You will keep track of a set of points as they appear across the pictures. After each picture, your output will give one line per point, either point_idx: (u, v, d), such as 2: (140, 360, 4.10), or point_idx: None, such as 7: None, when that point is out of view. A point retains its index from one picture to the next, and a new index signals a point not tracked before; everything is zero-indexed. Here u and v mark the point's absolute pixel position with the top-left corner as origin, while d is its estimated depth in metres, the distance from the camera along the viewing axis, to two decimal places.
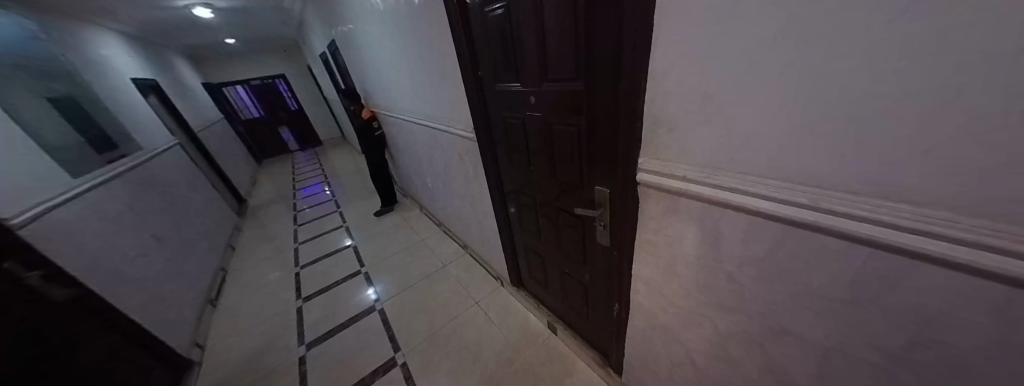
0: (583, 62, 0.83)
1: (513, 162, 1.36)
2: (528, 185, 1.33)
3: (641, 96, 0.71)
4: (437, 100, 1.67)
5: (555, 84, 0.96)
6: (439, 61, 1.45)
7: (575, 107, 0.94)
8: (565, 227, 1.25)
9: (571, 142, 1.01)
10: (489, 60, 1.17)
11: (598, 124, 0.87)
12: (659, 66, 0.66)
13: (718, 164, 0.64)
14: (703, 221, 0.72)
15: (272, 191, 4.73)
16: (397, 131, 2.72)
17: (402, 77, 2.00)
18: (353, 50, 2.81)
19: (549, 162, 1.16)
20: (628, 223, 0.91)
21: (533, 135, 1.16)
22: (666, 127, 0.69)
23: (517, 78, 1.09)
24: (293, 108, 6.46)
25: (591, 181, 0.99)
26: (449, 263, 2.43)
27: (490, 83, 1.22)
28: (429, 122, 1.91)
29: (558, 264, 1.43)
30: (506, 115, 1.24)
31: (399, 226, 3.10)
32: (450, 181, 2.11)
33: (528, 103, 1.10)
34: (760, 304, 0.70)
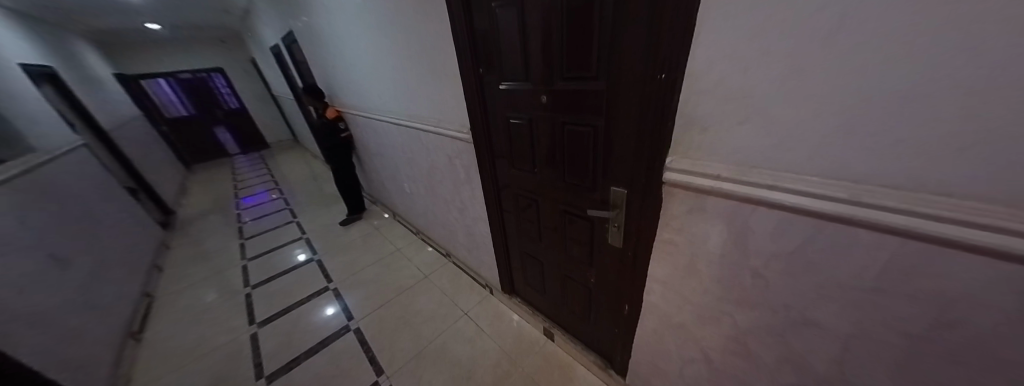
0: (605, 61, 0.82)
1: (515, 164, 1.31)
2: (531, 187, 1.30)
3: (671, 94, 0.71)
4: (426, 99, 1.57)
5: (569, 83, 0.94)
6: (432, 58, 1.36)
7: (592, 107, 0.92)
8: (571, 230, 1.22)
9: (585, 142, 0.99)
10: (490, 59, 1.14)
11: (618, 124, 0.86)
12: (691, 65, 0.67)
13: (753, 162, 0.65)
14: (731, 219, 0.73)
15: (208, 201, 4.10)
16: (369, 133, 2.52)
17: (381, 74, 1.86)
18: (316, 44, 2.57)
19: (556, 163, 1.13)
20: (646, 223, 0.91)
21: (539, 135, 1.13)
22: (697, 126, 0.70)
23: (522, 78, 1.07)
24: (233, 107, 5.73)
25: (606, 182, 0.99)
26: (430, 273, 2.29)
27: (491, 82, 1.19)
28: (413, 122, 1.79)
29: (560, 268, 1.41)
30: (508, 115, 1.20)
31: (369, 235, 2.86)
32: (435, 185, 1.99)
33: (535, 102, 1.07)
34: (784, 296, 0.72)
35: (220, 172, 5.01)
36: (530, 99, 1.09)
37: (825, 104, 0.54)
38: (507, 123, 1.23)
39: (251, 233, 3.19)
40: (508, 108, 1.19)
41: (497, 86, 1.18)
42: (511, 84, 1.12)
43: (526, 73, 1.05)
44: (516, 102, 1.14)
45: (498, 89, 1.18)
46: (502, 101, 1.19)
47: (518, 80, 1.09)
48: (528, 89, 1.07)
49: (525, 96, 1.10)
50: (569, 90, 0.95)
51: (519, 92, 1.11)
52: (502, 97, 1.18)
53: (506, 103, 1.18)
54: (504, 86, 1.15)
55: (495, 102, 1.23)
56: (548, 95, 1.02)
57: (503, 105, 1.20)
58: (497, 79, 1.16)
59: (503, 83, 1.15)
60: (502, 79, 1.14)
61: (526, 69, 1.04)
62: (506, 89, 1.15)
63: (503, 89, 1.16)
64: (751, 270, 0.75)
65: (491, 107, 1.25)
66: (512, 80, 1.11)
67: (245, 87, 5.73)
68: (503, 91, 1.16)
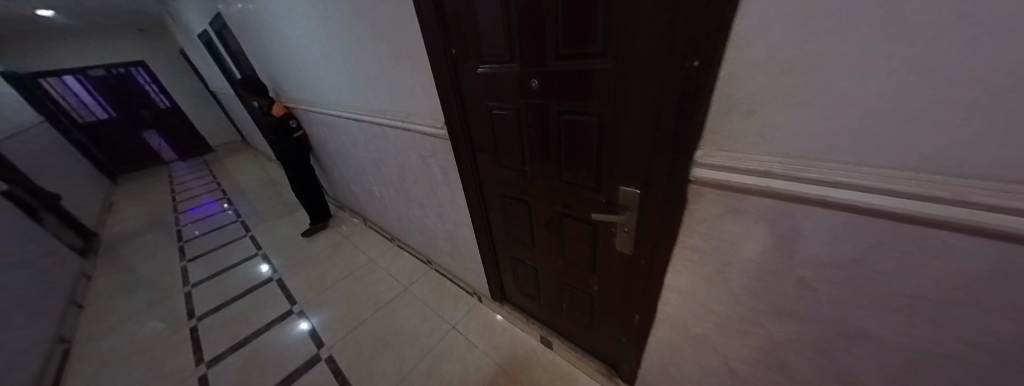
0: (614, 30, 0.65)
1: (501, 161, 1.14)
2: (522, 188, 1.13)
3: (706, 69, 0.56)
4: (388, 88, 1.33)
5: (566, 62, 0.76)
6: (392, 38, 1.12)
7: (595, 91, 0.75)
8: (571, 234, 1.07)
9: (587, 134, 0.83)
10: (465, 35, 0.93)
11: (631, 111, 0.71)
12: (737, 29, 0.51)
13: (815, 152, 0.51)
14: (776, 222, 0.61)
15: (140, 217, 3.54)
16: (325, 130, 2.20)
17: (332, 60, 1.57)
18: (251, 27, 2.17)
19: (552, 160, 0.96)
20: (664, 228, 0.77)
21: (529, 128, 0.96)
22: (739, 109, 0.55)
23: (506, 57, 0.88)
24: (164, 106, 4.98)
25: (614, 180, 0.84)
26: (411, 283, 2.07)
27: (467, 65, 0.98)
28: (375, 117, 1.54)
29: (557, 274, 1.26)
30: (491, 105, 1.01)
31: (338, 245, 2.57)
32: (408, 187, 1.76)
33: (524, 88, 0.89)
34: (838, 308, 0.61)
35: (155, 182, 4.36)
36: (516, 83, 0.90)
37: (930, 73, 0.40)
38: (489, 114, 1.04)
39: (195, 252, 2.78)
40: (489, 96, 1.00)
41: (474, 69, 0.97)
42: (492, 65, 0.92)
43: (511, 51, 0.85)
44: (500, 88, 0.95)
45: (476, 72, 0.97)
46: (482, 87, 1.00)
47: (500, 60, 0.89)
48: (514, 71, 0.88)
49: (510, 80, 0.91)
50: (565, 71, 0.77)
51: (503, 75, 0.92)
52: (482, 82, 0.99)
53: (487, 90, 0.99)
54: (484, 69, 0.95)
55: (474, 89, 1.03)
56: (538, 79, 0.84)
57: (483, 92, 1.00)
58: (474, 60, 0.96)
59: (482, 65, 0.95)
60: (480, 60, 0.94)
61: (511, 44, 0.85)
62: (487, 74, 0.95)
63: (482, 72, 0.96)
64: (796, 278, 0.64)
65: (469, 95, 1.05)
66: (493, 61, 0.91)
67: (176, 84, 4.99)
68: (482, 75, 0.96)
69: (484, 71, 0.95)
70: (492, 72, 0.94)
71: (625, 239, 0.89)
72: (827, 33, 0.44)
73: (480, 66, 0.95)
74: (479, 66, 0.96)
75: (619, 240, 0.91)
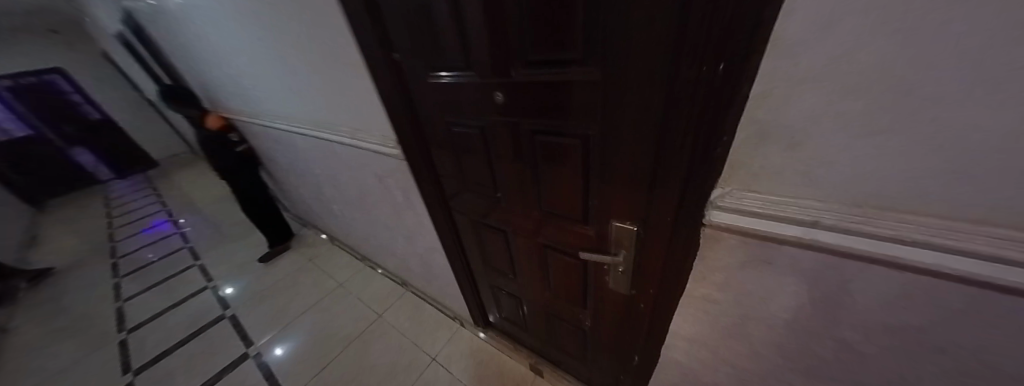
0: (598, 31, 0.47)
1: (469, 185, 0.96)
2: (497, 215, 0.96)
3: (729, 87, 0.40)
4: (328, 99, 1.10)
5: (537, 73, 0.59)
6: (323, 40, 0.89)
7: (576, 110, 0.58)
8: (557, 267, 0.92)
9: (569, 160, 0.66)
10: (409, 37, 0.73)
11: (624, 136, 0.55)
12: (778, 31, 0.35)
13: (884, 202, 0.37)
14: (815, 277, 0.47)
15: (70, 249, 3.10)
16: (271, 144, 1.91)
17: (261, 65, 1.31)
18: (168, 27, 1.83)
19: (528, 186, 0.80)
20: (669, 273, 0.63)
21: (499, 150, 0.78)
22: (776, 140, 0.40)
23: (462, 65, 0.69)
24: (93, 119, 4.39)
25: (605, 214, 0.68)
26: (385, 310, 1.88)
27: (418, 75, 0.79)
28: (320, 132, 1.30)
29: (544, 306, 1.11)
30: (451, 122, 0.83)
31: (302, 269, 2.32)
32: (371, 209, 1.54)
33: (488, 103, 0.71)
34: (892, 380, 0.49)
35: (89, 207, 3.85)
36: (478, 97, 0.72)
37: None
38: (450, 132, 0.85)
39: (131, 290, 2.40)
40: (448, 112, 0.81)
41: (427, 80, 0.78)
42: (447, 75, 0.73)
43: (468, 57, 0.67)
44: (459, 102, 0.76)
45: (429, 83, 0.78)
46: (439, 101, 0.81)
47: (456, 69, 0.71)
48: (473, 82, 0.70)
49: (471, 93, 0.72)
50: (536, 84, 0.60)
51: (461, 87, 0.73)
52: (437, 95, 0.79)
53: (445, 104, 0.80)
54: (438, 79, 0.76)
55: (429, 103, 0.83)
56: (504, 93, 0.66)
57: (441, 107, 0.81)
58: (425, 68, 0.76)
59: (435, 75, 0.76)
60: (432, 68, 0.75)
61: (467, 49, 0.66)
62: (442, 85, 0.76)
63: (436, 83, 0.77)
64: (837, 341, 0.50)
65: (424, 110, 0.86)
66: (447, 68, 0.72)
67: (105, 92, 4.39)
68: (436, 86, 0.77)
69: (439, 82, 0.76)
70: (447, 83, 0.75)
71: (621, 281, 0.74)
72: (939, 40, 0.27)
73: (433, 75, 0.76)
74: (431, 76, 0.76)
75: (614, 281, 0.76)
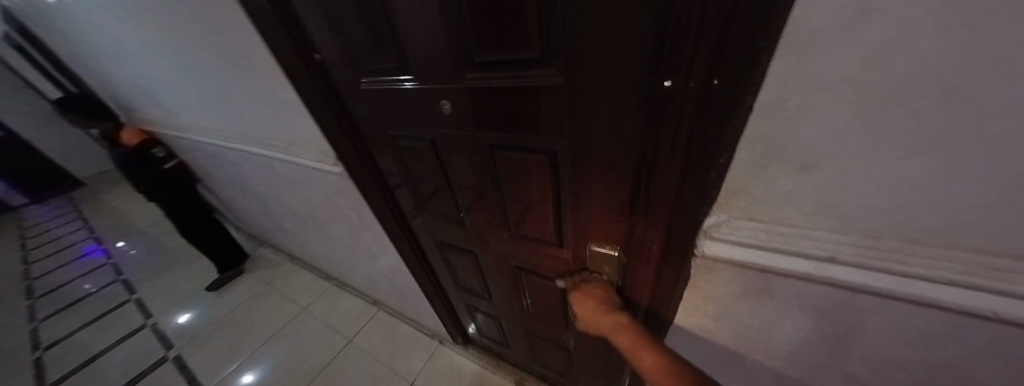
0: (555, 24, 0.37)
1: (429, 202, 0.84)
2: (463, 234, 0.85)
3: (728, 96, 0.30)
4: (252, 110, 0.92)
5: (487, 76, 0.47)
6: (228, 39, 0.72)
7: (539, 122, 0.47)
8: (533, 287, 0.83)
9: (536, 178, 0.56)
10: (329, 33, 0.59)
11: (597, 153, 0.45)
12: (796, 20, 0.25)
13: (925, 234, 0.29)
14: (824, 311, 0.40)
15: None
16: (204, 160, 1.66)
17: (170, 70, 1.09)
18: (57, 26, 1.53)
19: (493, 206, 0.69)
20: (658, 301, 0.56)
21: (456, 165, 0.67)
22: (787, 161, 0.31)
23: (400, 67, 0.56)
24: None
25: (580, 237, 0.59)
26: (356, 333, 1.72)
27: (349, 78, 0.65)
28: (252, 147, 1.11)
29: (525, 326, 1.02)
30: (397, 134, 0.70)
31: (260, 295, 2.09)
32: (326, 228, 1.37)
33: (436, 111, 0.59)
34: None
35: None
36: (424, 105, 0.60)
37: None
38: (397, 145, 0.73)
39: (51, 335, 2.06)
40: (392, 123, 0.68)
41: (361, 85, 0.65)
42: (383, 80, 0.60)
43: (404, 57, 0.54)
44: (402, 110, 0.64)
45: (364, 89, 0.65)
46: (380, 111, 0.67)
47: (391, 71, 0.58)
48: (415, 87, 0.57)
49: (414, 101, 0.60)
50: (489, 90, 0.48)
51: (402, 93, 0.60)
52: (376, 103, 0.66)
53: (386, 112, 0.67)
54: (373, 85, 0.63)
55: (368, 112, 0.70)
56: (452, 101, 0.55)
57: (383, 117, 0.68)
58: (356, 70, 0.62)
59: (368, 79, 0.62)
60: (364, 71, 0.61)
61: (400, 47, 0.53)
62: (379, 91, 0.63)
63: (373, 89, 0.64)
64: (845, 374, 0.44)
65: (365, 120, 0.72)
66: (381, 71, 0.59)
67: None
68: (373, 92, 0.64)
69: (376, 88, 0.63)
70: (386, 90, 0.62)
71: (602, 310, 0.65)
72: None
73: (366, 80, 0.63)
74: (365, 80, 0.63)
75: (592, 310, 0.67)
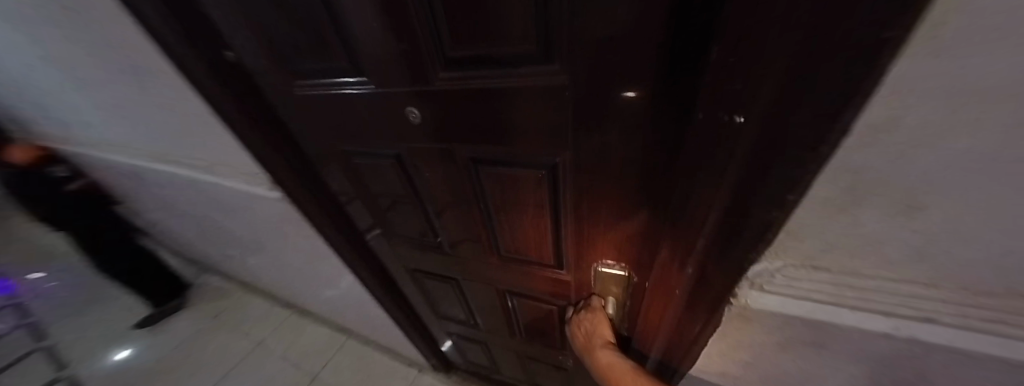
0: (559, 15, 0.29)
1: (396, 228, 0.72)
2: (442, 260, 0.74)
3: (811, 119, 0.21)
4: (159, 123, 0.72)
5: (469, 80, 0.38)
6: (105, 33, 0.54)
7: (542, 133, 0.39)
8: (524, 310, 0.76)
9: (530, 198, 0.48)
10: (244, 23, 0.44)
11: (608, 170, 0.39)
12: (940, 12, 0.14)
13: None
14: (888, 374, 0.33)
15: None
16: (117, 178, 1.37)
17: (42, 71, 0.84)
18: None
19: (478, 229, 0.60)
20: (675, 335, 0.49)
21: (430, 186, 0.56)
22: (882, 204, 0.23)
23: (347, 68, 0.44)
24: None
25: (582, 259, 0.53)
26: (323, 367, 1.53)
27: (280, 83, 0.51)
28: (169, 167, 0.90)
29: (515, 350, 0.93)
30: (352, 151, 0.57)
31: (206, 330, 1.82)
32: (275, 255, 1.18)
33: (399, 125, 0.48)
34: None
35: None
36: (384, 116, 0.48)
37: None
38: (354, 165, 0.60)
39: None
40: (344, 138, 0.55)
41: (297, 92, 0.51)
42: (326, 85, 0.47)
43: (351, 54, 0.41)
44: (355, 124, 0.51)
45: (302, 96, 0.51)
46: (325, 124, 0.54)
47: (336, 73, 0.45)
48: (370, 93, 0.45)
49: (371, 111, 0.48)
50: (470, 97, 0.39)
51: (355, 100, 0.48)
52: (321, 114, 0.53)
53: (335, 125, 0.54)
54: (314, 91, 0.49)
55: (311, 125, 0.56)
56: (421, 110, 0.44)
57: (331, 130, 0.55)
58: (288, 72, 0.48)
59: (306, 83, 0.49)
60: (300, 73, 0.48)
61: (345, 41, 0.40)
62: (323, 98, 0.50)
63: (314, 97, 0.50)
64: None
65: (307, 135, 0.58)
66: (323, 73, 0.46)
67: None
68: (315, 101, 0.51)
69: (318, 95, 0.49)
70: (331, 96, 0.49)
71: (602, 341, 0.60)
72: None
73: (303, 85, 0.49)
74: (302, 85, 0.49)
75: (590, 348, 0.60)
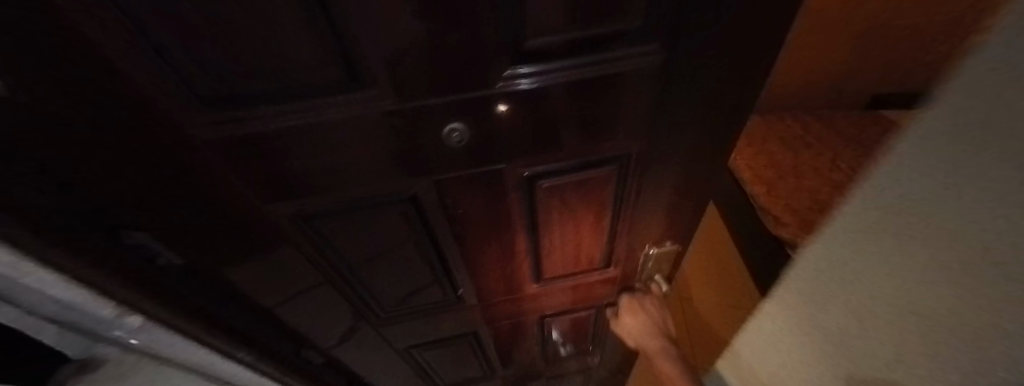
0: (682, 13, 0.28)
1: (395, 292, 0.54)
2: (458, 312, 0.60)
3: None
4: None
5: (549, 77, 0.31)
6: None
7: (624, 128, 0.38)
8: (557, 320, 0.70)
9: (594, 200, 0.45)
10: (68, 53, 0.19)
11: (680, 147, 0.41)
12: None
13: None
14: None
15: None
16: None
17: None
18: None
19: (520, 257, 0.51)
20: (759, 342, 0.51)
21: (465, 222, 0.44)
22: None
23: (350, 81, 0.28)
24: None
25: (636, 245, 0.54)
26: None
27: (176, 135, 0.27)
28: None
29: (542, 363, 0.89)
30: (331, 201, 0.39)
31: None
32: None
33: (435, 149, 0.35)
34: None
35: None
36: (405, 142, 0.34)
37: None
38: (325, 223, 0.41)
39: None
40: (318, 184, 0.36)
41: (221, 139, 0.29)
42: (304, 113, 0.29)
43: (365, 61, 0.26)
44: (353, 160, 0.35)
45: (238, 144, 0.30)
46: (282, 171, 0.34)
47: (331, 95, 0.28)
48: (392, 112, 0.31)
49: (383, 139, 0.33)
50: (554, 101, 0.33)
51: (354, 128, 0.31)
52: (276, 162, 0.33)
53: (304, 172, 0.35)
54: (268, 129, 0.29)
55: (248, 181, 0.34)
56: (478, 125, 0.33)
57: (293, 180, 0.35)
58: (201, 114, 0.26)
59: (251, 120, 0.28)
60: (238, 107, 0.27)
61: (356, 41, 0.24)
62: (288, 137, 0.31)
63: (267, 139, 0.30)
64: None
65: (234, 196, 0.35)
66: (299, 97, 0.28)
67: None
68: (269, 143, 0.31)
69: (278, 134, 0.30)
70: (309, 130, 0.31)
71: (662, 327, 0.60)
72: None
73: (242, 124, 0.28)
74: (238, 127, 0.28)
75: (649, 327, 0.61)
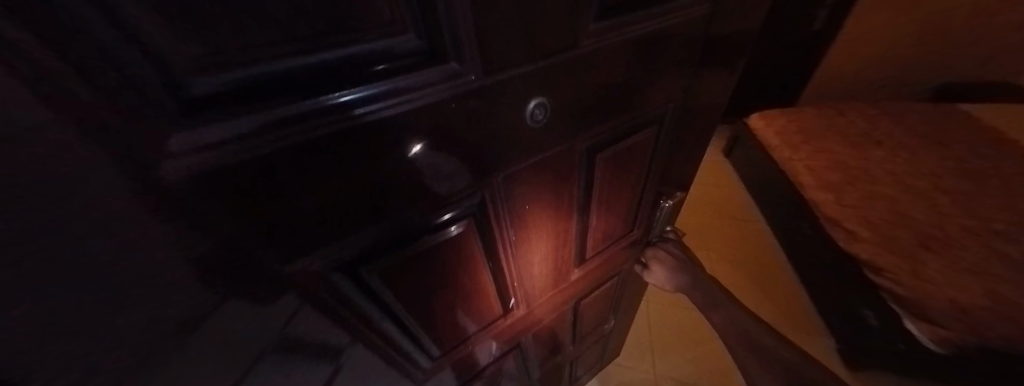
0: None
1: (444, 335, 0.44)
2: (507, 328, 0.52)
3: None
4: None
5: (629, 31, 0.29)
6: None
7: (670, 90, 0.37)
8: (587, 301, 0.66)
9: (635, 166, 0.44)
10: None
11: (704, 97, 0.43)
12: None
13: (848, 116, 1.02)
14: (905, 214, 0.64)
15: None
16: None
17: None
18: None
19: (568, 242, 0.46)
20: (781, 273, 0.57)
21: (527, 220, 0.38)
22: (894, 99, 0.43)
23: (426, 50, 0.21)
24: None
25: (656, 203, 0.55)
26: None
27: (136, 188, 0.14)
28: None
29: (567, 356, 0.84)
30: (383, 243, 0.28)
31: None
32: None
33: (510, 132, 0.28)
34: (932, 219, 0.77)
35: None
36: (482, 128, 0.27)
37: None
38: (366, 271, 0.29)
39: None
40: (368, 220, 0.25)
41: (232, 173, 0.17)
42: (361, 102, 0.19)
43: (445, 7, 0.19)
44: (417, 170, 0.25)
45: (257, 179, 0.18)
46: (322, 209, 0.22)
47: (398, 67, 0.20)
48: (471, 84, 0.24)
49: (457, 129, 0.25)
50: (617, 67, 0.30)
51: (427, 117, 0.23)
52: (315, 197, 0.21)
53: (353, 204, 0.24)
54: (308, 142, 0.18)
55: (271, 240, 0.21)
56: (551, 102, 0.29)
57: (336, 221, 0.24)
58: (183, 130, 0.14)
59: (281, 128, 0.17)
60: (260, 102, 0.16)
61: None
62: (337, 150, 0.20)
63: (307, 159, 0.19)
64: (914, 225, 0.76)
65: (246, 275, 0.22)
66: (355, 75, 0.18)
67: None
68: (308, 165, 0.19)
69: (323, 146, 0.19)
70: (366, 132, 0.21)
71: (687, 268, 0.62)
72: None
73: (272, 139, 0.17)
74: (262, 143, 0.17)
75: (676, 270, 0.64)
